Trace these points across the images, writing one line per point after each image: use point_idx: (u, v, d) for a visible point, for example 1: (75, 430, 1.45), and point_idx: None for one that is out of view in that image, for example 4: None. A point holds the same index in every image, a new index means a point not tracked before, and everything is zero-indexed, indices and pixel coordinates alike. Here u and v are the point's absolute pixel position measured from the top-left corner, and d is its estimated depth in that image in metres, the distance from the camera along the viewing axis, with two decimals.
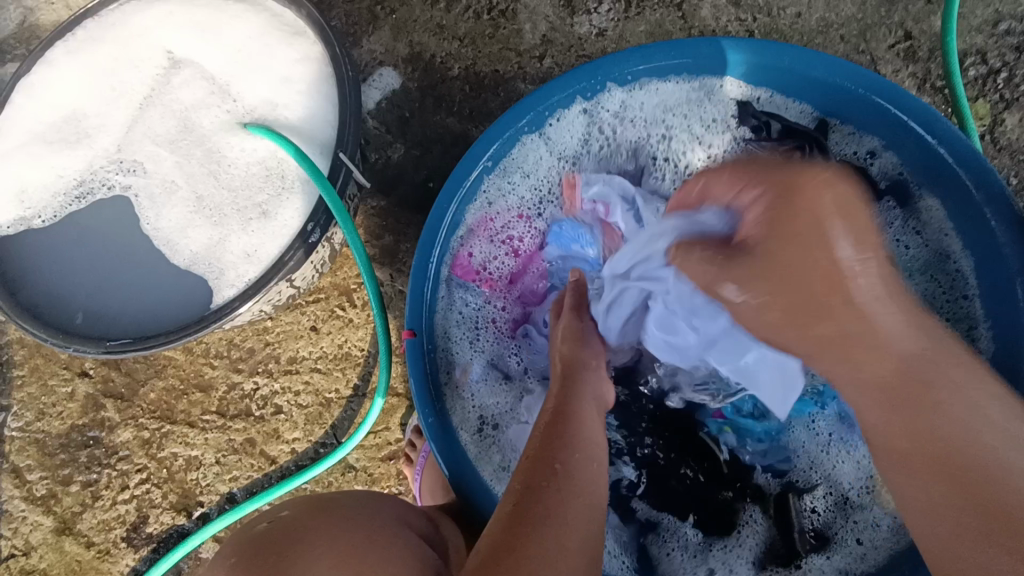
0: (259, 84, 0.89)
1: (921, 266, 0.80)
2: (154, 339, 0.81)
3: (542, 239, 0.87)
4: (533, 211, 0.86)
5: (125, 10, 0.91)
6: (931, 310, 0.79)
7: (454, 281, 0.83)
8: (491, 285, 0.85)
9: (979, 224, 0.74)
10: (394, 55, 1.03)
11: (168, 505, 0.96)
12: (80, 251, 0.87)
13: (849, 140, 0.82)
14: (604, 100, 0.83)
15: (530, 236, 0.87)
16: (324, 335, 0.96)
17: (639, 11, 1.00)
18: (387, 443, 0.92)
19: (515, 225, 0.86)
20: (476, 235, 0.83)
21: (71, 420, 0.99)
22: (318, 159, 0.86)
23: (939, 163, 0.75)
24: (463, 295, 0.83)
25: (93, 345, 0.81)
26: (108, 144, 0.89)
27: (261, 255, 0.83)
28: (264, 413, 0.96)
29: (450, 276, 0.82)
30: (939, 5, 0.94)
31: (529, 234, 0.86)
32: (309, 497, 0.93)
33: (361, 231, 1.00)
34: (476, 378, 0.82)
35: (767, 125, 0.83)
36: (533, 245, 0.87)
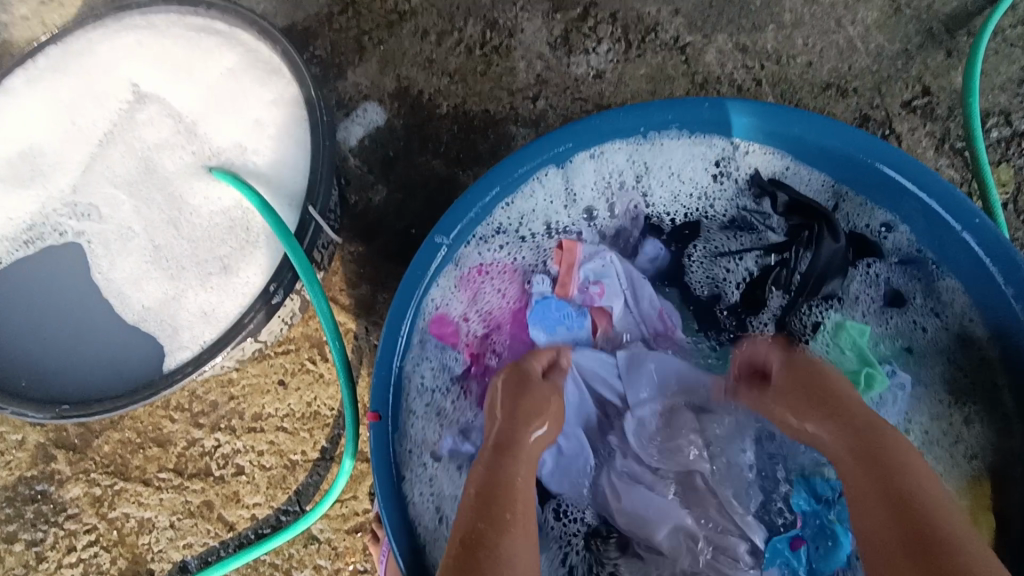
0: (228, 126, 0.84)
1: (938, 348, 0.76)
2: (117, 403, 0.78)
3: (522, 307, 0.81)
4: (517, 273, 0.81)
5: (91, 38, 0.85)
6: (948, 395, 0.75)
7: (430, 339, 0.77)
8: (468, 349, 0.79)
9: (1002, 308, 0.70)
10: (380, 89, 0.96)
11: (117, 570, 0.89)
12: (35, 301, 0.84)
13: (863, 212, 0.78)
14: (606, 157, 0.79)
15: (511, 301, 0.81)
16: (291, 391, 0.89)
17: (640, 52, 0.94)
18: (354, 514, 0.86)
19: (501, 285, 0.81)
20: (456, 292, 0.79)
21: (19, 471, 0.91)
22: (287, 212, 0.82)
23: (959, 247, 0.72)
24: (435, 355, 0.78)
25: (51, 411, 0.77)
26: (63, 184, 0.85)
27: (218, 315, 0.81)
28: (224, 474, 0.89)
29: (426, 332, 0.77)
30: (960, 60, 0.89)
31: (511, 298, 0.81)
32: (267, 570, 0.86)
33: (338, 278, 0.93)
34: (444, 455, 0.76)
35: (770, 196, 0.80)
36: (512, 312, 0.81)
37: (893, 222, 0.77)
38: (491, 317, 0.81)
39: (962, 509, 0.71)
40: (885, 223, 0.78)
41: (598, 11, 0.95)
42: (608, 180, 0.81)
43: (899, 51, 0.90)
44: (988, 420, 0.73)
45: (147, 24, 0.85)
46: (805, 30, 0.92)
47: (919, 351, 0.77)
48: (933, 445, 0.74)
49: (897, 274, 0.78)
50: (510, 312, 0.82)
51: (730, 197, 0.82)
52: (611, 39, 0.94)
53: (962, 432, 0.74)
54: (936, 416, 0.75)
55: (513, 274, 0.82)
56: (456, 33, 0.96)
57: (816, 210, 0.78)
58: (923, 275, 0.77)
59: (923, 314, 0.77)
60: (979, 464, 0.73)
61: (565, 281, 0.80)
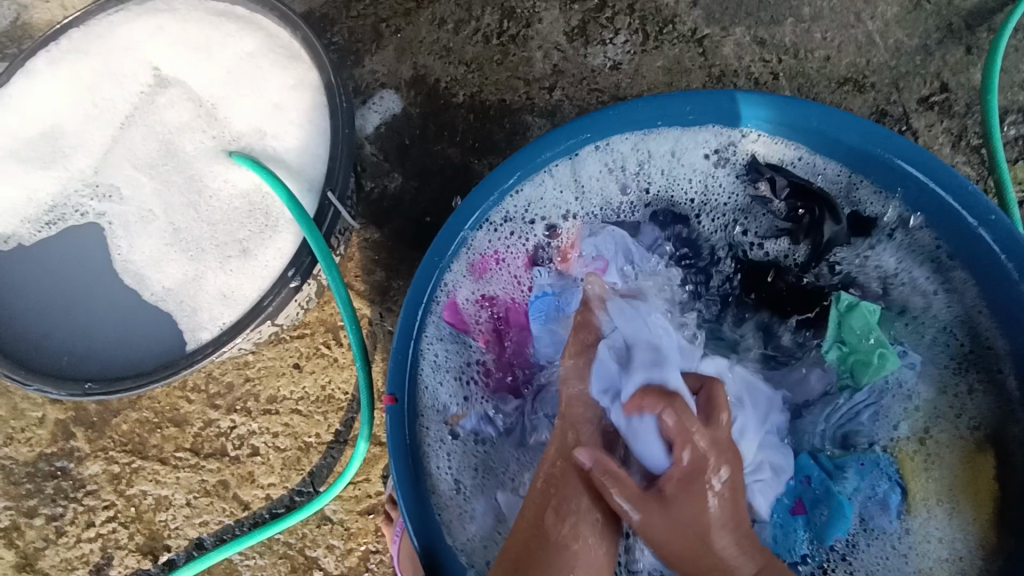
0: (247, 110, 0.85)
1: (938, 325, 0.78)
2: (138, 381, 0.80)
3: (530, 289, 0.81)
4: (526, 259, 0.81)
5: (113, 20, 0.86)
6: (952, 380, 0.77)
7: (447, 327, 0.79)
8: (484, 336, 0.80)
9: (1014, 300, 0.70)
10: (396, 77, 0.97)
11: (134, 546, 0.91)
12: (57, 282, 0.85)
13: (878, 201, 0.78)
14: (618, 144, 0.79)
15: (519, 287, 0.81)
16: (306, 374, 0.91)
17: (657, 44, 0.94)
18: (367, 495, 0.87)
19: (509, 271, 0.81)
20: (469, 281, 0.80)
21: (39, 448, 0.93)
22: (305, 197, 0.83)
23: (970, 244, 0.73)
24: (454, 343, 0.79)
25: (73, 388, 0.79)
26: (84, 166, 0.86)
27: (238, 297, 0.82)
28: (240, 454, 0.91)
29: (442, 320, 0.78)
30: (979, 56, 0.89)
31: (519, 284, 0.81)
32: (282, 548, 0.88)
33: (353, 264, 0.94)
34: (462, 440, 0.78)
35: (768, 179, 0.80)
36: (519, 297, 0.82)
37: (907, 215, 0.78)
38: (505, 298, 0.81)
39: (963, 483, 0.74)
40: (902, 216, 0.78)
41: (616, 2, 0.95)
42: (620, 167, 0.81)
43: (919, 46, 0.90)
44: (993, 401, 0.75)
45: (168, 8, 0.86)
46: (823, 24, 0.92)
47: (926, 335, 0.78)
48: (937, 419, 0.76)
49: (912, 260, 0.79)
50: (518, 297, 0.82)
51: (736, 184, 0.82)
52: (628, 30, 0.94)
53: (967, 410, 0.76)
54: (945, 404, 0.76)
55: (525, 254, 0.81)
56: (473, 22, 0.97)
57: (818, 197, 0.78)
58: (934, 262, 0.77)
59: (937, 293, 0.78)
60: (981, 435, 0.75)
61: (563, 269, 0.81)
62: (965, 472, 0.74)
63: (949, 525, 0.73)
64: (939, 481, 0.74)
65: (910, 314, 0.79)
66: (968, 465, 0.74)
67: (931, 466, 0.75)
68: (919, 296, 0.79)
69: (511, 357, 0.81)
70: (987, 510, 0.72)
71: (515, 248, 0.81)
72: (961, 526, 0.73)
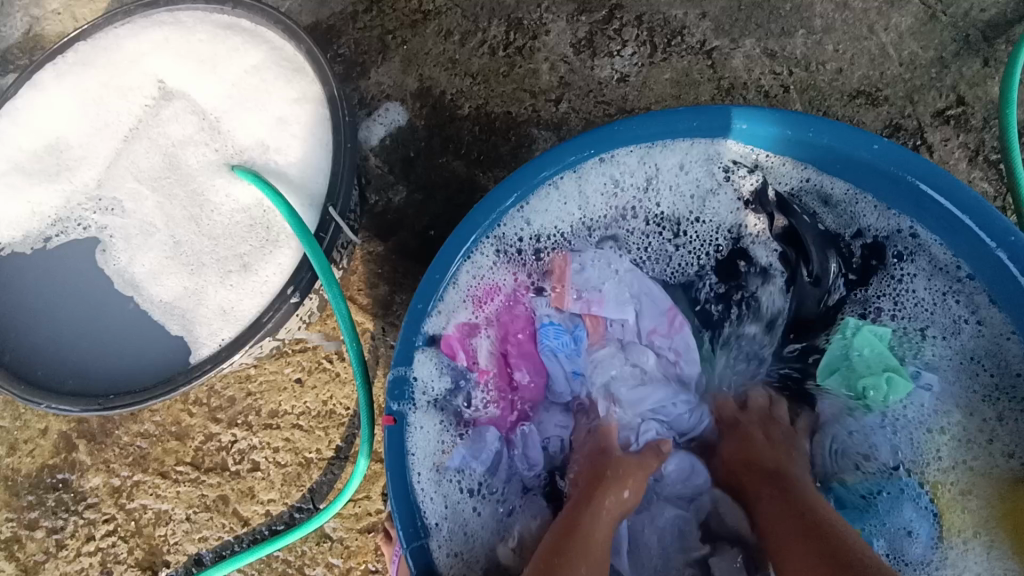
0: (252, 124, 0.84)
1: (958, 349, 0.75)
2: (147, 394, 0.79)
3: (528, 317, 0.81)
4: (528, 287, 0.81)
5: (119, 33, 0.86)
6: (969, 399, 0.74)
7: (444, 357, 0.76)
8: (483, 369, 0.79)
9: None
10: (402, 89, 0.96)
11: (133, 560, 0.91)
12: (60, 295, 0.85)
13: (879, 216, 0.77)
14: (623, 160, 0.78)
15: (517, 317, 0.80)
16: (308, 389, 0.90)
17: (666, 56, 0.92)
18: (367, 513, 0.86)
19: (508, 302, 0.80)
20: (468, 310, 0.78)
21: (42, 459, 0.93)
22: (308, 212, 0.82)
23: (991, 260, 0.70)
24: (457, 373, 0.78)
25: (85, 403, 0.79)
26: (89, 179, 0.86)
27: (239, 312, 0.81)
28: (240, 469, 0.90)
29: (439, 350, 0.76)
30: (997, 69, 0.87)
31: (517, 314, 0.80)
32: (281, 566, 0.87)
33: (357, 278, 0.93)
34: (462, 475, 0.76)
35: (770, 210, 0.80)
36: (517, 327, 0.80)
37: (914, 227, 0.75)
38: (504, 331, 0.80)
39: (984, 505, 0.71)
40: (902, 226, 0.76)
41: (624, 13, 0.94)
42: (623, 184, 0.79)
43: (935, 58, 0.88)
44: (1009, 421, 0.73)
45: (173, 20, 0.86)
46: (836, 35, 0.90)
47: (953, 355, 0.75)
48: (957, 439, 0.74)
49: (929, 275, 0.76)
50: (516, 326, 0.80)
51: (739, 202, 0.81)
52: (636, 42, 0.93)
53: (987, 432, 0.73)
54: (959, 420, 0.74)
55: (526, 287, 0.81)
56: (479, 34, 0.96)
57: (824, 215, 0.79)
58: (953, 281, 0.75)
59: (961, 314, 0.75)
60: (1007, 461, 0.72)
61: (558, 303, 0.81)
62: (1005, 505, 0.71)
63: (969, 551, 0.71)
64: (976, 513, 0.72)
65: (942, 332, 0.76)
66: (1010, 499, 0.71)
67: (954, 488, 0.73)
68: (941, 313, 0.76)
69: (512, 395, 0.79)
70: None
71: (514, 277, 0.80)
72: (998, 562, 0.70)
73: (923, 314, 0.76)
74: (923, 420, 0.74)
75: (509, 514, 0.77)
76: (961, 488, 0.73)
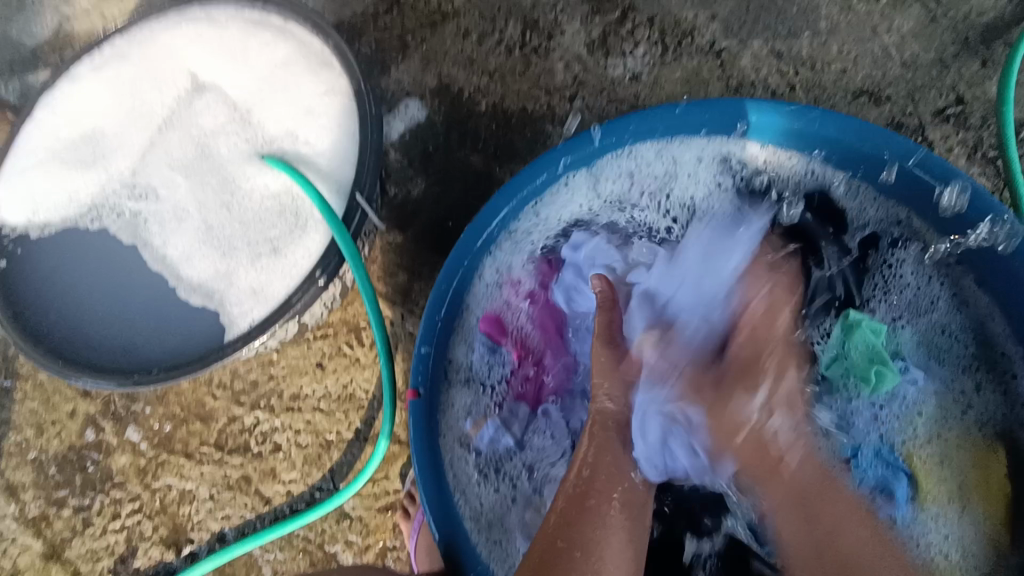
0: (280, 115, 0.88)
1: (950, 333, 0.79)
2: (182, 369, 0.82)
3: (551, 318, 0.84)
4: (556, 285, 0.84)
5: (152, 29, 0.90)
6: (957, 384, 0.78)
7: (482, 336, 0.81)
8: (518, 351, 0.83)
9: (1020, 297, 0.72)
10: (421, 86, 1.00)
11: (157, 538, 0.93)
12: (93, 278, 0.88)
13: (878, 206, 0.81)
14: (639, 150, 0.81)
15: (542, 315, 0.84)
16: (329, 373, 0.93)
17: (676, 56, 0.96)
18: (385, 492, 0.89)
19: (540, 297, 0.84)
20: (504, 292, 0.83)
21: (69, 440, 0.96)
22: (334, 199, 0.86)
23: (971, 249, 0.75)
24: (490, 348, 0.82)
25: (123, 379, 0.82)
26: (122, 168, 0.90)
27: (267, 294, 0.84)
28: (263, 450, 0.93)
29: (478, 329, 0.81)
30: (994, 70, 0.90)
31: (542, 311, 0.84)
32: (302, 543, 0.90)
33: (376, 266, 0.96)
34: (483, 451, 0.79)
35: (776, 206, 0.84)
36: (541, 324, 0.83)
37: (909, 216, 0.79)
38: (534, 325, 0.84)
39: (974, 485, 0.75)
40: (900, 216, 0.80)
41: (636, 15, 0.97)
42: (637, 173, 0.83)
43: (935, 59, 0.91)
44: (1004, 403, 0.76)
45: (205, 17, 0.90)
46: (840, 37, 0.94)
47: (931, 330, 0.80)
48: (946, 419, 0.77)
49: (916, 260, 0.80)
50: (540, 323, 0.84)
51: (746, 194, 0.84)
52: (648, 42, 0.97)
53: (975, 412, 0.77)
54: (948, 405, 0.78)
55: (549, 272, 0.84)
56: (496, 34, 1.00)
57: (831, 202, 0.82)
58: (937, 267, 0.79)
59: (941, 296, 0.79)
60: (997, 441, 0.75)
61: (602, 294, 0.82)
62: (977, 474, 0.75)
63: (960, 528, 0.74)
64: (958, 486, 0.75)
65: (923, 313, 0.80)
66: (981, 468, 0.75)
67: (946, 468, 0.76)
68: (920, 295, 0.80)
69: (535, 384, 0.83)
70: (998, 514, 0.73)
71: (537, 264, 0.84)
72: (971, 527, 0.74)
73: (913, 297, 0.80)
74: (901, 401, 0.78)
75: (525, 490, 0.80)
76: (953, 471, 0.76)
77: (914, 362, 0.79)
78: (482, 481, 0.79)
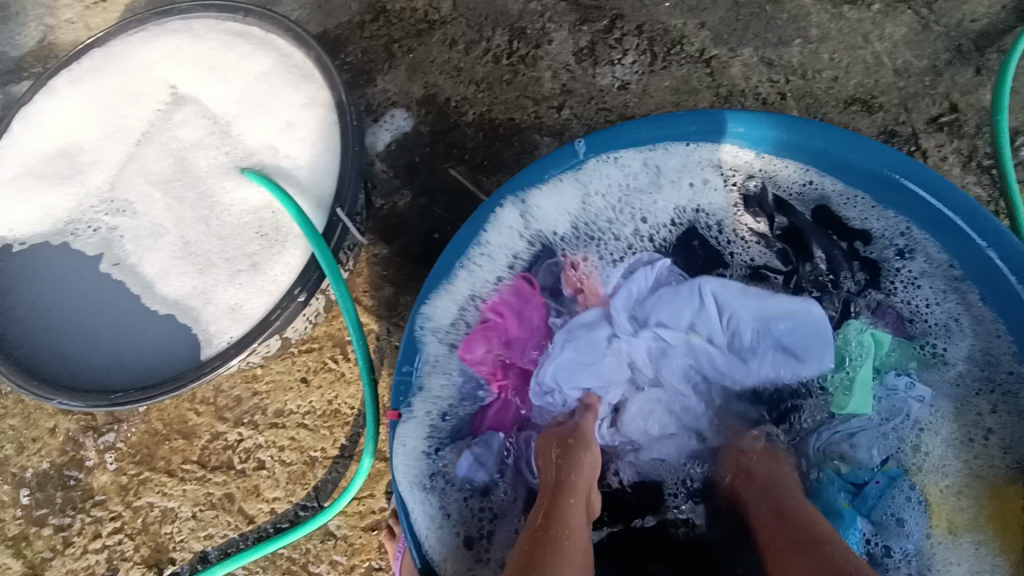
0: (261, 128, 0.87)
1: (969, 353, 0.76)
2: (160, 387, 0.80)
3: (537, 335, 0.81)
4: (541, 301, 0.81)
5: (132, 41, 0.89)
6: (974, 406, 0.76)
7: (457, 355, 0.78)
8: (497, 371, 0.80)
9: None
10: (407, 97, 0.98)
11: (139, 558, 0.91)
12: (71, 294, 0.87)
13: (878, 217, 0.79)
14: (625, 160, 0.79)
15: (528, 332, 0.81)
16: (313, 389, 0.91)
17: (665, 65, 0.95)
18: (371, 511, 0.87)
19: (522, 315, 0.81)
20: (485, 309, 0.79)
21: (49, 457, 0.94)
22: (316, 214, 0.84)
23: (975, 262, 0.73)
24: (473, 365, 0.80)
25: (101, 398, 0.80)
26: (101, 181, 0.88)
27: (248, 310, 0.83)
28: (246, 468, 0.91)
29: (455, 349, 0.78)
30: (989, 77, 0.89)
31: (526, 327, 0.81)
32: (285, 563, 0.88)
33: (361, 280, 0.95)
34: (469, 470, 0.77)
35: (769, 216, 0.82)
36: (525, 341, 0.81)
37: (910, 227, 0.78)
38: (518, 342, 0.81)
39: (988, 514, 0.72)
40: (903, 229, 0.78)
41: (625, 23, 0.96)
42: (624, 184, 0.81)
43: (928, 67, 0.90)
44: (1002, 419, 0.74)
45: (186, 28, 0.89)
46: (831, 45, 0.92)
47: (953, 351, 0.77)
48: (962, 445, 0.75)
49: (924, 274, 0.78)
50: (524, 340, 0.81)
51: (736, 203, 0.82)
52: (636, 51, 0.95)
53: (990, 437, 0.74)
54: (962, 429, 0.76)
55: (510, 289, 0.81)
56: (483, 43, 0.98)
57: (828, 212, 0.81)
58: (948, 281, 0.77)
59: (955, 311, 0.77)
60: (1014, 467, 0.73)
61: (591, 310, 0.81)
62: (992, 503, 0.72)
63: (976, 558, 0.71)
64: (970, 514, 0.73)
65: (938, 331, 0.78)
66: (995, 497, 0.72)
67: (960, 497, 0.74)
68: (936, 311, 0.78)
69: (517, 403, 0.81)
70: (1018, 546, 0.70)
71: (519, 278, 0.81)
72: (988, 559, 0.71)
73: (917, 311, 0.79)
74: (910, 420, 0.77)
75: (513, 509, 0.78)
76: (970, 500, 0.73)
77: (922, 379, 0.78)
78: (458, 509, 0.77)
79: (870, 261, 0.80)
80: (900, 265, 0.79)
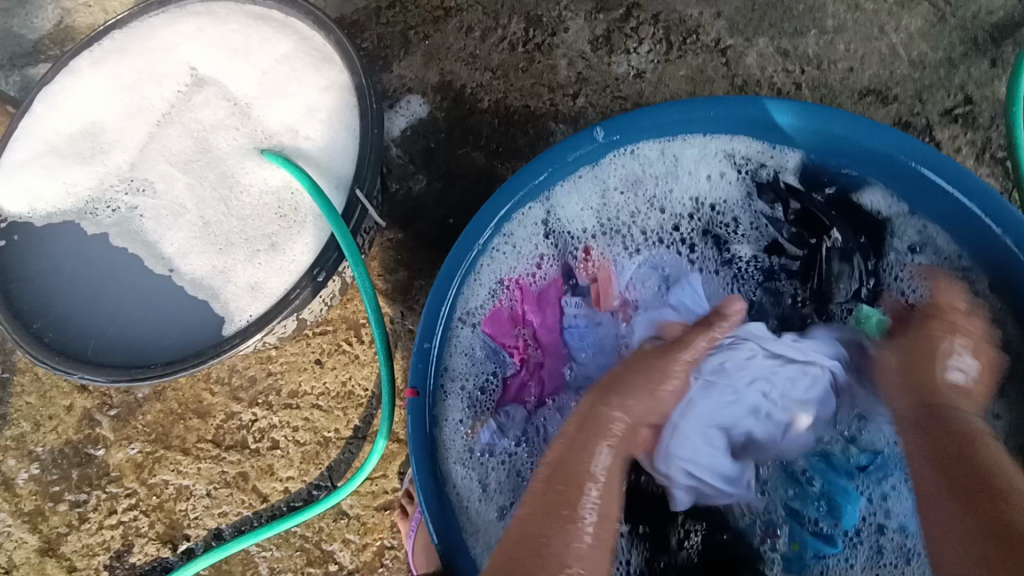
0: (281, 110, 0.88)
1: None
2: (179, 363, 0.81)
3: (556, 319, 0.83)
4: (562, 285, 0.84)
5: (154, 22, 0.90)
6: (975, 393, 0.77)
7: (484, 334, 0.80)
8: (519, 351, 0.82)
9: None
10: (423, 83, 0.99)
11: (154, 534, 0.93)
12: (90, 272, 0.88)
13: (888, 206, 0.80)
14: (642, 147, 0.80)
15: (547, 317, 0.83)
16: (328, 370, 0.92)
17: (681, 54, 0.95)
18: (384, 491, 0.88)
19: (544, 299, 0.83)
20: (508, 290, 0.81)
21: (65, 434, 0.95)
22: (335, 195, 0.85)
23: (982, 252, 0.74)
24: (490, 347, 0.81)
25: (121, 373, 0.81)
26: (121, 162, 0.89)
27: (266, 290, 0.84)
28: (260, 447, 0.92)
29: (480, 326, 0.80)
30: (1004, 70, 0.89)
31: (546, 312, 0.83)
32: (299, 541, 0.89)
33: (375, 263, 0.96)
34: (484, 449, 0.78)
35: (784, 202, 0.82)
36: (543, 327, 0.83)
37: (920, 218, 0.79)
38: (539, 326, 0.83)
39: None
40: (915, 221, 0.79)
41: (641, 12, 0.96)
42: (641, 171, 0.81)
43: (943, 59, 0.90)
44: (1011, 407, 0.75)
45: (207, 11, 0.90)
46: (847, 36, 0.93)
47: None
48: None
49: (932, 263, 0.79)
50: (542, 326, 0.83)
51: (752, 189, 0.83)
52: (652, 40, 0.96)
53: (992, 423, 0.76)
54: None
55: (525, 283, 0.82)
56: (499, 30, 0.99)
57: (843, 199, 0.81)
58: (954, 270, 0.78)
59: None
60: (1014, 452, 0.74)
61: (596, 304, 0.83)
62: None
63: None
64: None
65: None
66: None
67: None
68: None
69: (535, 385, 0.82)
70: None
71: (532, 264, 0.82)
72: None
73: None
74: None
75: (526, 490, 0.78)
76: None
77: None
78: (483, 497, 0.77)
79: (874, 256, 0.80)
80: (907, 258, 0.80)
